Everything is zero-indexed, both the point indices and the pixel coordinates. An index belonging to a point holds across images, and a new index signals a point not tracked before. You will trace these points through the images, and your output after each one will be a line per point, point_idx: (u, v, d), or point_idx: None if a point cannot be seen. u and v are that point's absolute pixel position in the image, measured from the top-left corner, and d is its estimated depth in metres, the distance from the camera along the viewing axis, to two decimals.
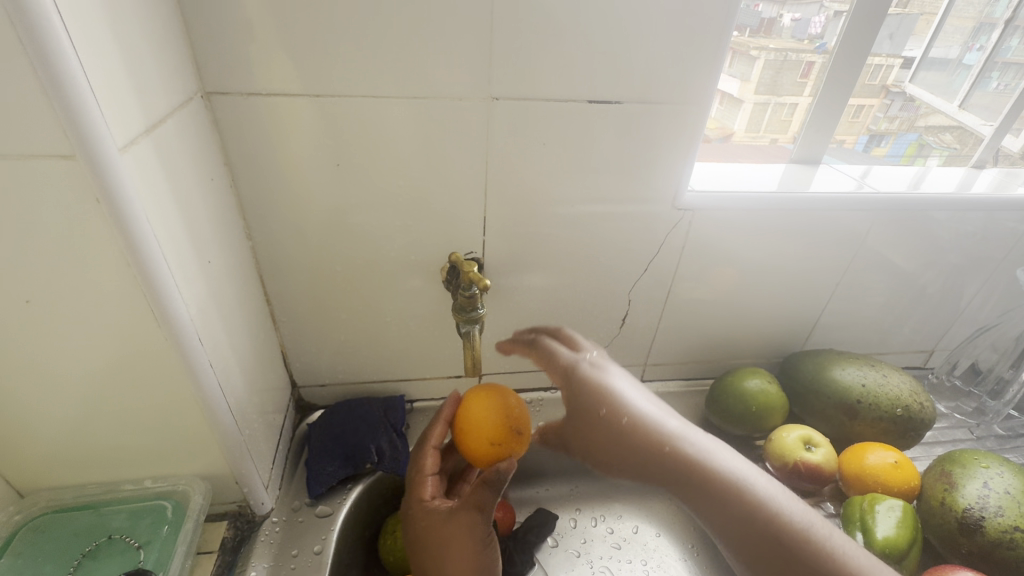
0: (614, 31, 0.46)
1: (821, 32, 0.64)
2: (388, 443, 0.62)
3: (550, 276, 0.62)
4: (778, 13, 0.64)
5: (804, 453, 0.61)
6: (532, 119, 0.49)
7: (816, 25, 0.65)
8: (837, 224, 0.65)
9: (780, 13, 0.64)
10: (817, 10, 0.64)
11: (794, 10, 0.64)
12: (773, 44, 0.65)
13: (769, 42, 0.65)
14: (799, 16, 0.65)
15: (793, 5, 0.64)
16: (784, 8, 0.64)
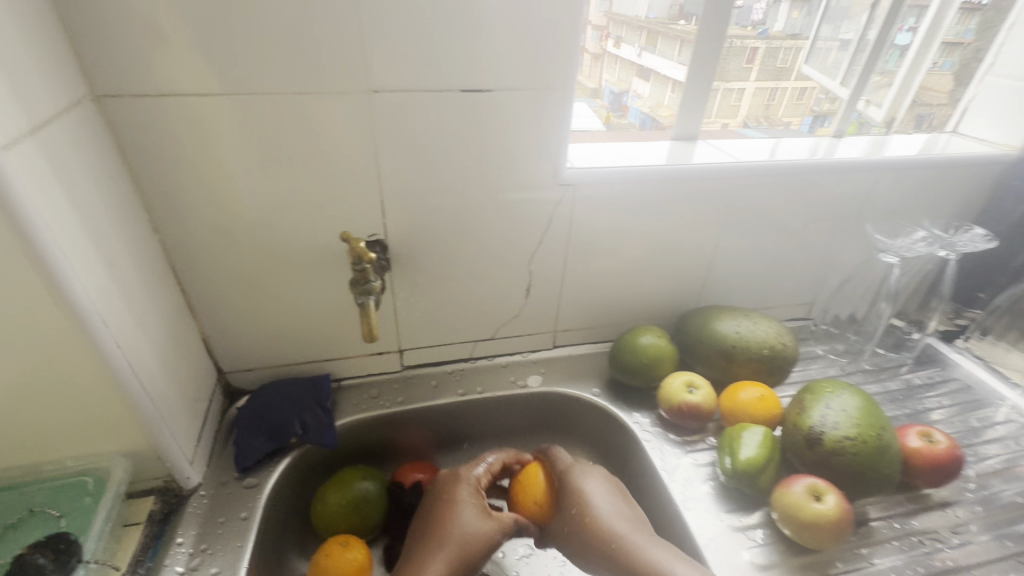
0: (475, 27, 0.52)
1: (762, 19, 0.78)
2: (312, 418, 0.67)
3: (452, 253, 0.68)
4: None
5: (686, 394, 0.69)
6: (411, 109, 0.55)
7: (759, 12, 0.77)
8: (712, 193, 0.73)
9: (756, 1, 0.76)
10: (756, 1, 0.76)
11: None
12: None
13: None
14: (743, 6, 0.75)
15: None
16: None
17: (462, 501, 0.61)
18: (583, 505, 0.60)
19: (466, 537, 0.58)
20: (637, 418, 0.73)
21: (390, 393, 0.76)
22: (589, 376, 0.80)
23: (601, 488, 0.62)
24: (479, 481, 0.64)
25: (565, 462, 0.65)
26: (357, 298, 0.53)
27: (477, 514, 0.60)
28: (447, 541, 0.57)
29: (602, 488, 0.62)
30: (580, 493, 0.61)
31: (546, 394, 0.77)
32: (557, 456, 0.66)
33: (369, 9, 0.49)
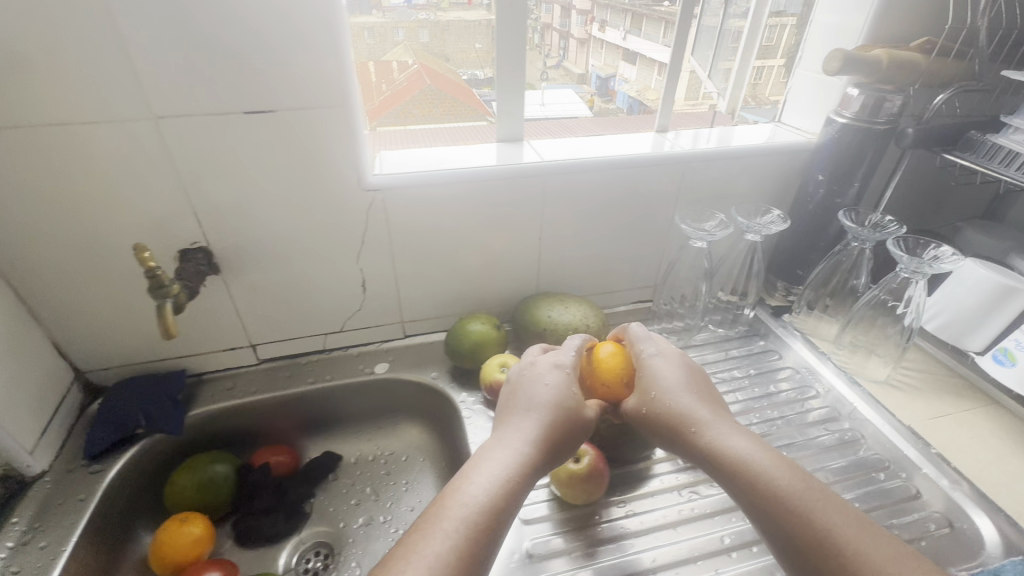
0: (243, 55, 0.59)
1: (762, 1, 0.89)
2: (159, 410, 0.74)
3: (280, 257, 0.75)
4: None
5: (498, 374, 0.77)
6: (201, 130, 0.62)
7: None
8: (523, 190, 0.80)
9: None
10: None
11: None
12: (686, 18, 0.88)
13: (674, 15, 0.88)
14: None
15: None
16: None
17: (540, 376, 0.61)
18: (648, 394, 0.61)
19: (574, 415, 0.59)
20: (466, 397, 0.81)
21: (246, 385, 0.83)
22: (433, 361, 0.88)
23: (674, 375, 0.62)
24: (570, 365, 0.63)
25: (656, 345, 0.66)
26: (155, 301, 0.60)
27: (557, 382, 0.61)
28: (531, 409, 0.58)
29: (675, 376, 0.62)
30: (648, 380, 0.62)
31: (389, 379, 0.86)
32: (629, 336, 0.69)
33: (139, 45, 0.56)
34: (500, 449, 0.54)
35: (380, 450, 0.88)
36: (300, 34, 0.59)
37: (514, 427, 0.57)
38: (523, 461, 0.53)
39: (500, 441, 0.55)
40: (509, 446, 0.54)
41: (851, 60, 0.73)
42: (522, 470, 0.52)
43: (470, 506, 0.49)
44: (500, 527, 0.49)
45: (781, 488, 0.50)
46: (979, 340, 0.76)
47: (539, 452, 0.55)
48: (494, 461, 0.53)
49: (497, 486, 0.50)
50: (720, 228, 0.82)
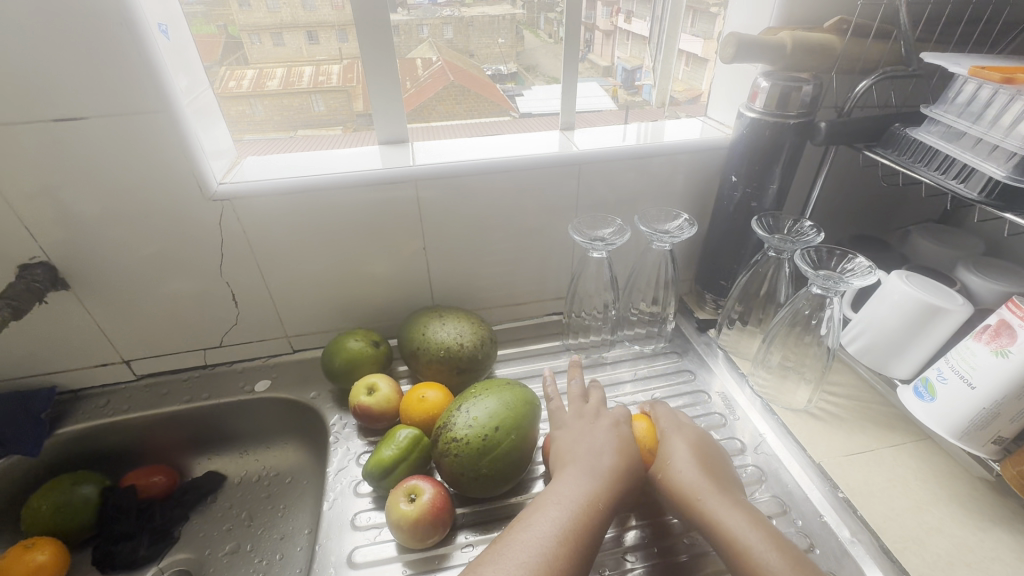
0: (35, 59, 0.54)
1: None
2: (14, 429, 0.72)
3: (133, 275, 0.71)
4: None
5: (363, 397, 0.71)
6: (7, 140, 0.58)
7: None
8: (392, 196, 0.74)
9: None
10: None
11: None
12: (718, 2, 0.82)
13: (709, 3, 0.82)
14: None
15: None
16: None
17: (591, 433, 0.58)
18: (662, 466, 0.57)
19: (681, 472, 0.56)
20: (341, 419, 0.76)
21: (119, 402, 0.80)
22: (318, 379, 0.83)
23: (687, 449, 0.58)
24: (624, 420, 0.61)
25: (680, 421, 0.63)
26: None
27: (606, 439, 0.57)
28: (588, 460, 0.55)
29: (684, 448, 0.58)
30: (665, 452, 0.58)
31: (268, 398, 0.81)
32: (654, 412, 0.64)
33: None
34: (574, 484, 0.53)
35: (264, 471, 0.84)
36: (98, 34, 0.55)
37: (567, 483, 0.53)
38: (574, 513, 0.50)
39: (552, 496, 0.52)
40: (575, 493, 0.51)
41: (749, 45, 0.64)
42: (590, 502, 0.51)
43: (530, 552, 0.47)
44: (582, 554, 0.48)
45: (764, 569, 0.47)
46: (906, 366, 0.67)
47: (607, 497, 0.52)
48: (549, 514, 0.50)
49: (558, 529, 0.49)
50: (616, 236, 0.74)
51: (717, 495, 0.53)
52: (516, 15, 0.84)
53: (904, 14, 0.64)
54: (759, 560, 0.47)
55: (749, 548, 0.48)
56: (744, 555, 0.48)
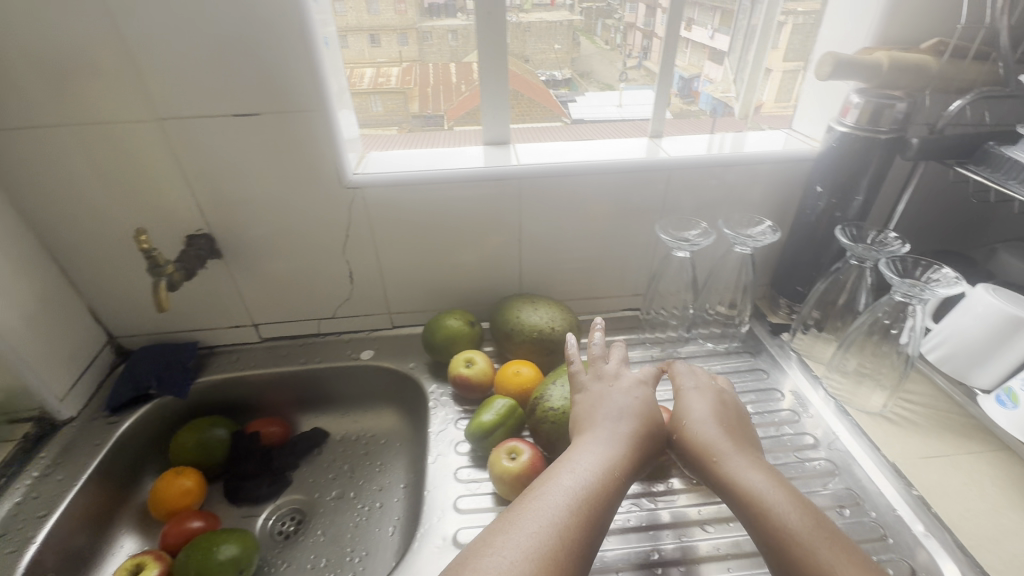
0: (227, 64, 0.65)
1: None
2: (168, 374, 0.85)
3: (273, 249, 0.82)
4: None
5: (462, 369, 0.79)
6: (196, 131, 0.70)
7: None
8: (496, 192, 0.82)
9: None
10: None
11: None
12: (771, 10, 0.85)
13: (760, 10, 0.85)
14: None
15: None
16: None
17: (613, 394, 0.61)
18: (683, 424, 0.61)
19: (709, 432, 0.59)
20: (438, 389, 0.85)
21: (248, 359, 0.92)
22: (415, 352, 0.92)
23: (708, 408, 0.62)
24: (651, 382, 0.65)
25: (695, 378, 0.67)
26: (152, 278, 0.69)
27: (627, 401, 0.60)
28: (610, 422, 0.58)
29: (704, 408, 0.62)
30: (684, 411, 0.63)
31: (371, 366, 0.91)
32: (671, 370, 0.69)
33: (139, 57, 0.64)
34: (595, 447, 0.55)
35: (362, 431, 0.94)
36: (279, 44, 0.65)
37: (589, 448, 0.55)
38: (593, 482, 0.51)
39: (569, 463, 0.53)
40: (597, 453, 0.54)
41: (846, 64, 0.68)
42: (610, 467, 0.53)
43: (555, 511, 0.48)
44: (598, 520, 0.49)
45: (781, 521, 0.49)
46: (987, 377, 0.69)
47: (628, 458, 0.55)
48: (562, 482, 0.51)
49: (574, 493, 0.50)
50: (701, 238, 0.80)
51: (735, 454, 0.57)
52: (573, 22, 0.90)
53: (1006, 37, 0.67)
54: (778, 512, 0.49)
55: (764, 501, 0.51)
56: (761, 507, 0.51)
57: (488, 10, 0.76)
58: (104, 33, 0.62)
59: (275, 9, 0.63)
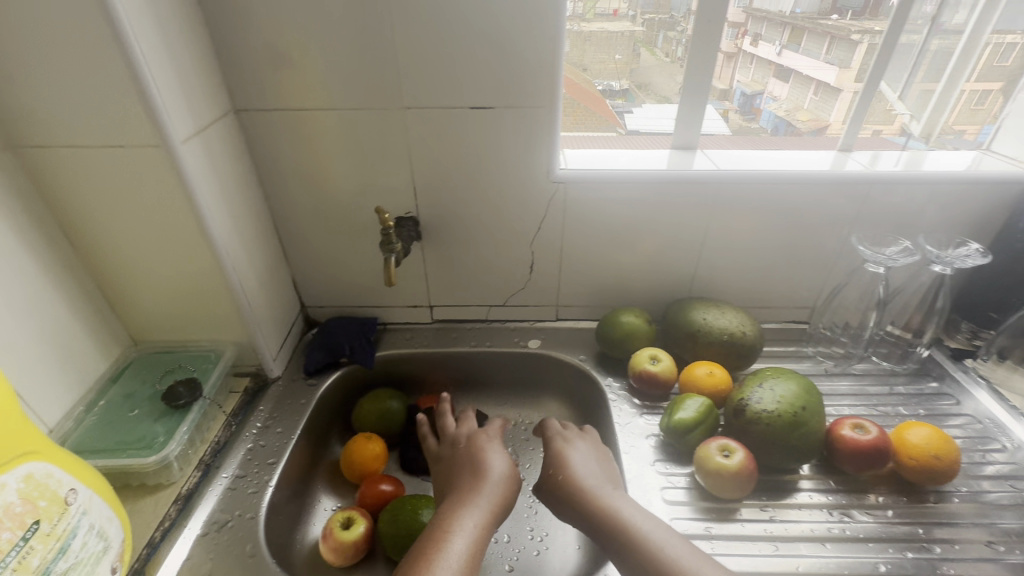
0: (479, 60, 0.70)
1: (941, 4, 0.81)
2: (358, 344, 0.91)
3: (468, 235, 0.87)
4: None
5: (647, 364, 0.82)
6: (434, 120, 0.75)
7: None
8: (691, 196, 0.84)
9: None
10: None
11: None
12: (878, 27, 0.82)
13: (874, 24, 0.82)
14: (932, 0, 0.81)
15: None
16: None
17: (485, 454, 0.72)
18: (562, 467, 0.67)
19: (562, 480, 0.66)
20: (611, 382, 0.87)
21: (421, 338, 0.97)
22: (581, 345, 0.95)
23: (577, 455, 0.69)
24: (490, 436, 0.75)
25: (565, 430, 0.75)
26: (384, 254, 0.75)
27: (503, 464, 0.70)
28: (482, 480, 0.68)
29: (580, 455, 0.69)
30: (565, 457, 0.69)
31: (539, 354, 0.94)
32: (547, 425, 0.75)
33: (403, 49, 0.69)
34: (471, 518, 0.62)
35: (520, 417, 0.96)
36: (529, 44, 0.69)
37: (468, 508, 0.64)
38: (476, 540, 0.60)
39: (464, 516, 0.62)
40: (470, 523, 0.62)
41: None
42: (486, 530, 0.62)
43: None
44: None
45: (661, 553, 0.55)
46: None
47: (492, 526, 0.63)
48: (466, 530, 0.61)
49: (467, 545, 0.59)
50: (902, 255, 0.79)
51: (618, 500, 0.62)
52: (636, 32, 0.88)
53: None
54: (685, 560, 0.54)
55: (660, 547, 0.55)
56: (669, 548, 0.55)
57: (706, 19, 0.78)
58: (379, 27, 0.68)
59: (535, 10, 0.67)
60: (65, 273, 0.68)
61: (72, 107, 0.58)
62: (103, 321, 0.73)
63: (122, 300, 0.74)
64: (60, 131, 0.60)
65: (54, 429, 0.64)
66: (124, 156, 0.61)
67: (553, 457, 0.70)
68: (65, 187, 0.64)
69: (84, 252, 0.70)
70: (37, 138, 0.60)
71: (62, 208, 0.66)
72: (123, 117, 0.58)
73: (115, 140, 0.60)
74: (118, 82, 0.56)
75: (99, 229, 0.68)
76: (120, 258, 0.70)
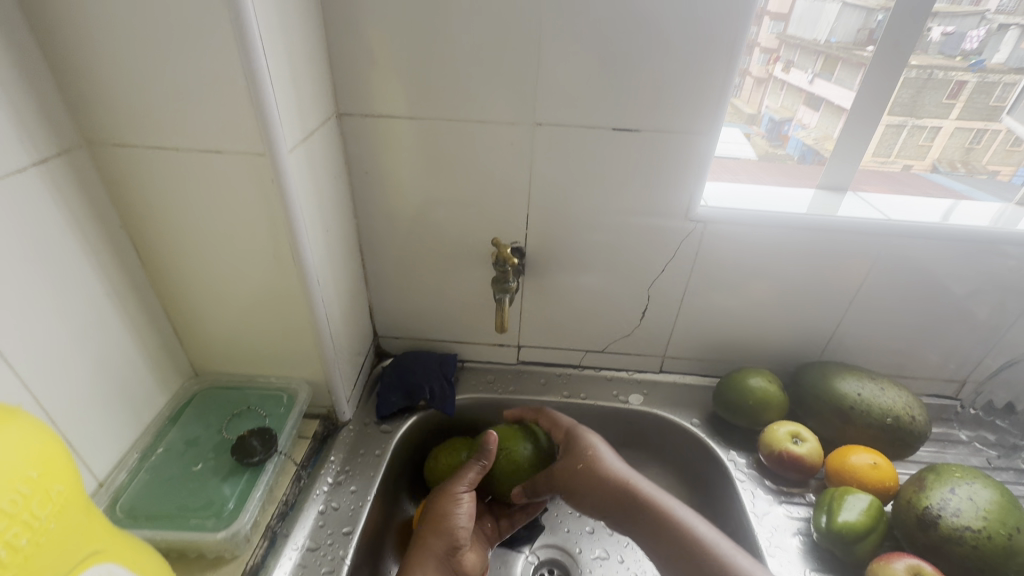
0: (631, 74, 0.60)
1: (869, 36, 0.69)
2: (439, 386, 0.79)
3: (578, 271, 0.76)
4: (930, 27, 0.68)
5: (790, 444, 0.68)
6: (567, 141, 0.65)
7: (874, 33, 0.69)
8: (848, 248, 0.71)
9: (932, 27, 0.68)
10: (977, 24, 0.70)
11: (946, 24, 0.69)
12: (916, 61, 0.71)
13: (911, 57, 0.70)
14: (952, 30, 0.70)
15: (946, 19, 0.68)
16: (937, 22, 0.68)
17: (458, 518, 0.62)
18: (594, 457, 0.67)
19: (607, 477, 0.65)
20: (733, 457, 0.74)
21: (504, 381, 0.85)
22: (692, 406, 0.82)
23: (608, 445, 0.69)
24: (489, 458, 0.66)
25: (561, 426, 0.71)
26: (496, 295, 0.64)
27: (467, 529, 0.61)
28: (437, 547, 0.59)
29: (608, 448, 0.69)
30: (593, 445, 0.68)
31: (642, 413, 0.82)
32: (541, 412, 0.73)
33: (545, 57, 0.60)
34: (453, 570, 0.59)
35: None
36: (693, 60, 0.59)
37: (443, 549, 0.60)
38: None
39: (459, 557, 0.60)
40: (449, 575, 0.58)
41: None
42: None
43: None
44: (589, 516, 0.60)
45: None
46: None
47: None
48: None
49: None
50: None
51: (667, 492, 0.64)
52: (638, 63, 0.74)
53: None
54: None
55: None
56: None
57: (892, 41, 0.65)
58: (521, 30, 0.59)
59: (707, 21, 0.57)
60: (132, 293, 0.58)
61: (170, 103, 0.48)
62: (166, 348, 0.63)
63: (188, 326, 0.64)
64: (149, 130, 0.50)
65: (105, 483, 0.53)
66: (221, 163, 0.51)
67: (575, 437, 0.69)
68: (143, 195, 0.54)
69: (153, 271, 0.59)
70: (122, 136, 0.50)
71: (136, 219, 0.56)
72: (229, 115, 0.48)
73: (213, 143, 0.50)
74: (229, 75, 0.46)
75: (174, 246, 0.58)
76: (196, 278, 0.60)
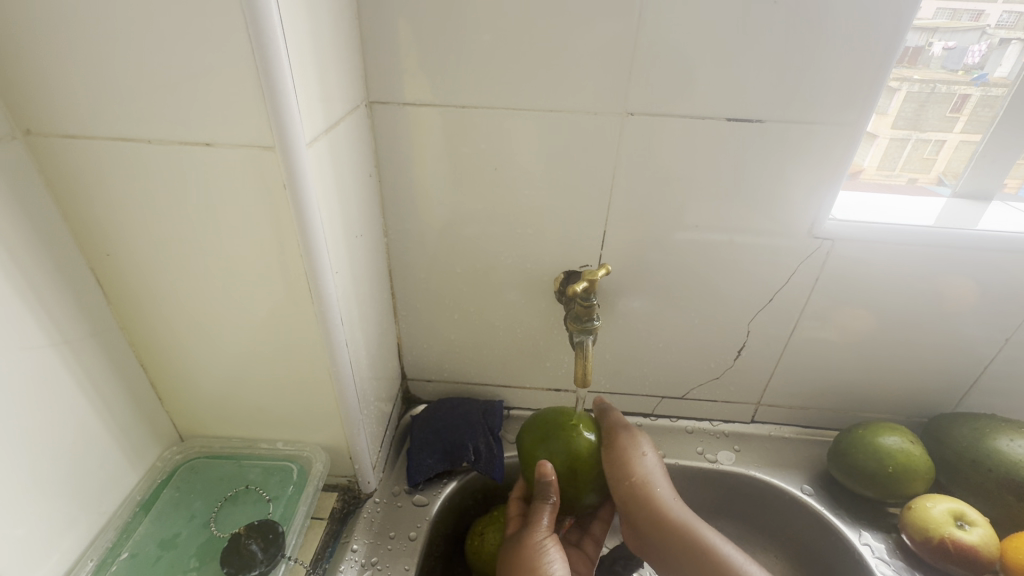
0: (755, 50, 0.47)
1: (980, 61, 0.55)
2: (485, 445, 0.63)
3: (662, 300, 0.62)
4: (929, 40, 0.54)
5: (955, 530, 0.53)
6: (664, 135, 0.51)
7: (975, 54, 0.55)
8: (1008, 274, 0.56)
9: (931, 40, 0.54)
10: (977, 37, 0.55)
11: (947, 37, 0.55)
12: (918, 75, 0.56)
13: (913, 72, 0.56)
14: (953, 44, 0.55)
15: (947, 32, 0.54)
16: (936, 35, 0.54)
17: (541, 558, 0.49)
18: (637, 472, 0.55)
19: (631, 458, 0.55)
20: (867, 540, 0.59)
21: None
22: (795, 468, 0.67)
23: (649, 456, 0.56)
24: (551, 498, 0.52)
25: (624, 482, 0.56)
26: (577, 334, 0.55)
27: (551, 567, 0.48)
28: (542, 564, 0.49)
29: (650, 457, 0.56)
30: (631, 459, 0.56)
31: (737, 475, 0.66)
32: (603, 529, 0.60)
33: (646, 27, 0.47)
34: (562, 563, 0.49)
35: None
36: (838, 29, 0.46)
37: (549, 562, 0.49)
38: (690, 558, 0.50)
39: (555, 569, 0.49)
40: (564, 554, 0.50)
41: None
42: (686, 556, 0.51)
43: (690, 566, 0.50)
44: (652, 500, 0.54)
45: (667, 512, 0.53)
46: None
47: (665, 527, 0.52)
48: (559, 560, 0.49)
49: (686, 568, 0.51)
50: None
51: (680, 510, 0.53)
52: None
53: None
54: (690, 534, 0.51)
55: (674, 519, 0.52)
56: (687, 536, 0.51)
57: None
58: None
59: None
60: (91, 341, 0.43)
61: (142, 73, 0.34)
62: (136, 410, 0.48)
63: (167, 381, 0.49)
64: (115, 114, 0.35)
65: None
66: (211, 162, 0.37)
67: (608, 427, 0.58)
68: (105, 210, 0.40)
69: (121, 310, 0.45)
70: (76, 127, 0.36)
71: (95, 242, 0.41)
72: (222, 89, 0.34)
73: (201, 132, 0.36)
74: (227, 34, 0.32)
75: (147, 277, 0.43)
76: (178, 320, 0.45)
